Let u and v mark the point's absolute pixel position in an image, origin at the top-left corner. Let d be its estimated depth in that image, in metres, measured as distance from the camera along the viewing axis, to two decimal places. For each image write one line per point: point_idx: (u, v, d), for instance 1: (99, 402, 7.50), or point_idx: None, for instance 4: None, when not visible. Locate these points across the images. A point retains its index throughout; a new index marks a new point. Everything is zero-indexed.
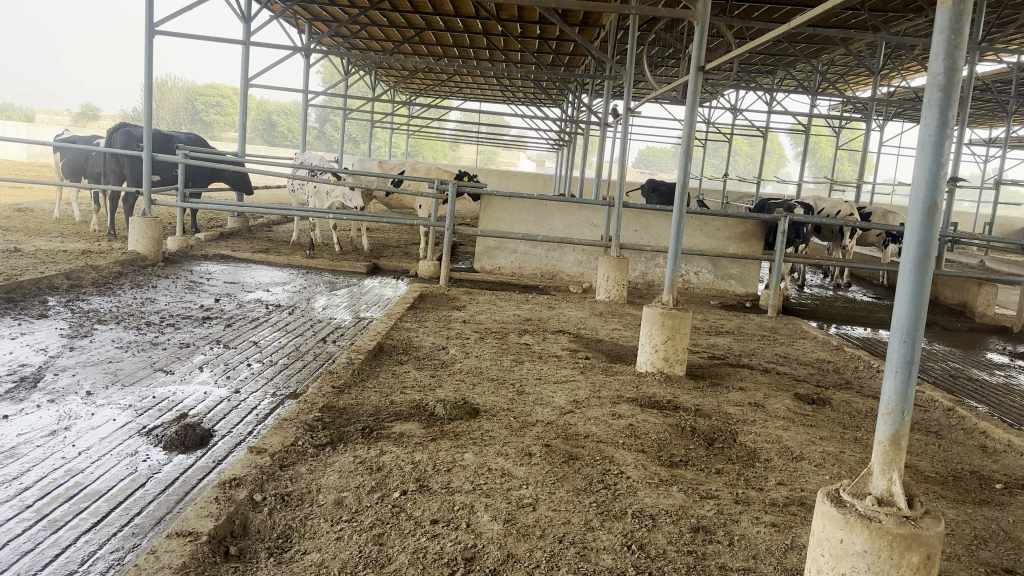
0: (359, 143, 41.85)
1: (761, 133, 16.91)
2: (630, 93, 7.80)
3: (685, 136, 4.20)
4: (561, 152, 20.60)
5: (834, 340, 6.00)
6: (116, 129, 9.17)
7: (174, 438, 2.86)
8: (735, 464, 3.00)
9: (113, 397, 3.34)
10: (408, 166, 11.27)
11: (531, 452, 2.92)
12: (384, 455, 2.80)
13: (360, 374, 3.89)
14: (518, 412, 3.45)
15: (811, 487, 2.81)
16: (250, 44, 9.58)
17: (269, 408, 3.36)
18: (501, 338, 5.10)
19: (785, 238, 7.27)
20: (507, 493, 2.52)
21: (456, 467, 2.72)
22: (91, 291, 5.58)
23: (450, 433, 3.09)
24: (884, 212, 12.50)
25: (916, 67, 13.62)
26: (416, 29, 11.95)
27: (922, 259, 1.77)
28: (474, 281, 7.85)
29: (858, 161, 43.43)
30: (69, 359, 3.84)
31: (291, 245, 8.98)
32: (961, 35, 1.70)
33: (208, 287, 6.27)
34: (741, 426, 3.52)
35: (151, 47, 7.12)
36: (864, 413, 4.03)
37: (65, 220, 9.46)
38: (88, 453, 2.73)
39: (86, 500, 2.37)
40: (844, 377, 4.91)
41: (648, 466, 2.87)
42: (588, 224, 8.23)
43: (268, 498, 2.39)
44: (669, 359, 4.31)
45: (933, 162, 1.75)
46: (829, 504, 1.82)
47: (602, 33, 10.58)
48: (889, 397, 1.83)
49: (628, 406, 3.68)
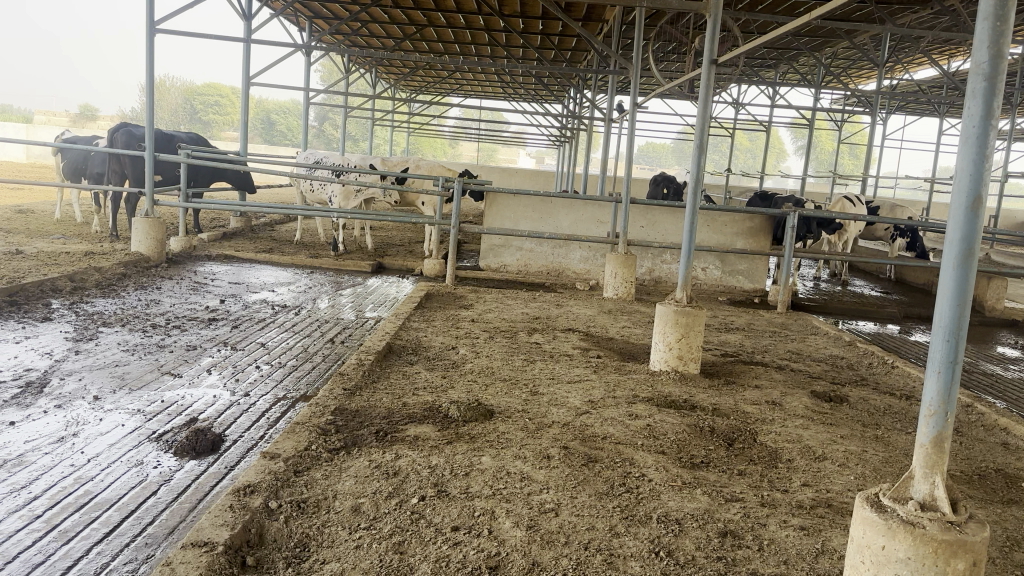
0: (359, 140, 41.77)
1: (763, 127, 16.82)
2: (636, 87, 7.73)
3: (698, 132, 4.13)
4: (562, 148, 20.51)
5: (847, 336, 5.94)
6: (116, 129, 9.10)
7: (184, 444, 2.80)
8: (758, 465, 2.94)
9: (121, 402, 3.27)
10: (411, 163, 11.20)
11: (549, 455, 2.85)
12: (400, 459, 2.74)
13: (371, 376, 3.83)
14: (534, 413, 3.39)
15: (838, 488, 2.74)
16: (251, 43, 9.52)
17: (280, 412, 3.30)
18: (511, 337, 5.05)
19: (793, 233, 7.20)
20: (529, 498, 2.46)
21: (474, 471, 2.66)
22: (95, 293, 5.51)
23: (466, 436, 3.03)
24: (889, 205, 12.43)
25: (922, 59, 13.52)
26: (418, 25, 11.86)
27: (966, 255, 1.71)
28: (480, 279, 7.80)
29: (859, 154, 43.33)
30: (76, 363, 3.78)
31: (294, 245, 8.92)
32: (1006, 22, 1.64)
33: (213, 288, 6.20)
34: (760, 426, 3.46)
35: (152, 46, 7.03)
36: (883, 410, 3.97)
37: (67, 222, 9.41)
38: (97, 461, 2.67)
39: (96, 509, 2.31)
40: (859, 373, 4.85)
41: (670, 468, 2.80)
42: (594, 221, 8.18)
43: (283, 505, 2.33)
44: (684, 356, 4.24)
45: (977, 154, 1.68)
46: (869, 509, 1.75)
47: (605, 28, 10.49)
48: (931, 398, 1.77)
49: (644, 406, 3.61)
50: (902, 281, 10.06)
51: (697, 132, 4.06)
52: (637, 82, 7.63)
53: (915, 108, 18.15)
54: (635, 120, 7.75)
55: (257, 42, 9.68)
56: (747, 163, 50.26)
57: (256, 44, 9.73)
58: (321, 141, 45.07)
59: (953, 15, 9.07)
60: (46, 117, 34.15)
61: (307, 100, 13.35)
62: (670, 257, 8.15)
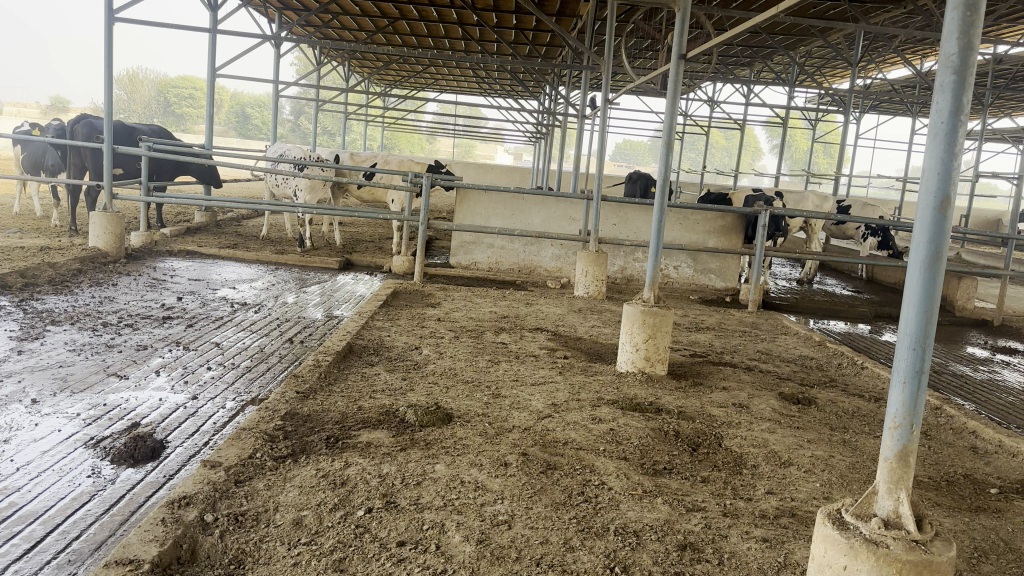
0: (336, 135, 41.43)
1: (738, 125, 16.82)
2: (608, 82, 7.62)
3: (666, 129, 4.00)
4: (537, 145, 20.41)
5: (817, 336, 5.89)
6: (76, 120, 8.86)
7: (122, 451, 2.66)
8: (722, 471, 2.86)
9: (61, 405, 3.11)
10: (380, 158, 11.04)
11: (507, 462, 2.74)
12: (349, 468, 2.61)
13: (327, 378, 3.70)
14: (494, 417, 3.27)
15: (802, 496, 2.66)
16: (217, 32, 9.30)
17: (228, 417, 3.15)
18: (476, 337, 4.92)
19: (764, 231, 7.11)
20: (481, 509, 2.35)
21: (426, 480, 2.54)
22: (46, 290, 5.31)
23: (421, 442, 2.91)
24: (861, 204, 12.47)
25: (896, 58, 13.60)
26: (389, 19, 11.68)
27: (932, 259, 1.63)
28: (449, 276, 7.68)
29: (835, 153, 43.60)
30: (16, 364, 3.60)
31: (261, 241, 8.70)
32: (977, 13, 1.55)
33: (171, 285, 6.01)
34: (726, 430, 3.37)
35: (110, 34, 6.82)
36: (852, 413, 3.91)
37: (26, 216, 9.13)
38: (27, 470, 2.51)
39: (19, 523, 2.17)
40: (829, 374, 4.80)
41: (631, 476, 2.70)
42: (566, 219, 8.09)
43: (220, 518, 2.20)
44: (651, 358, 4.16)
45: (945, 152, 1.60)
46: (831, 527, 1.67)
47: (579, 24, 10.39)
48: (896, 410, 1.69)
49: (608, 410, 3.51)
50: (872, 281, 10.11)
51: (665, 130, 3.95)
52: (609, 77, 7.49)
53: (887, 108, 18.27)
54: (608, 116, 7.61)
55: (224, 33, 9.46)
56: (723, 161, 50.64)
57: (223, 35, 9.52)
58: (297, 134, 44.64)
59: (925, 14, 9.07)
60: (16, 108, 33.38)
61: (277, 94, 13.03)
62: (641, 255, 8.07)
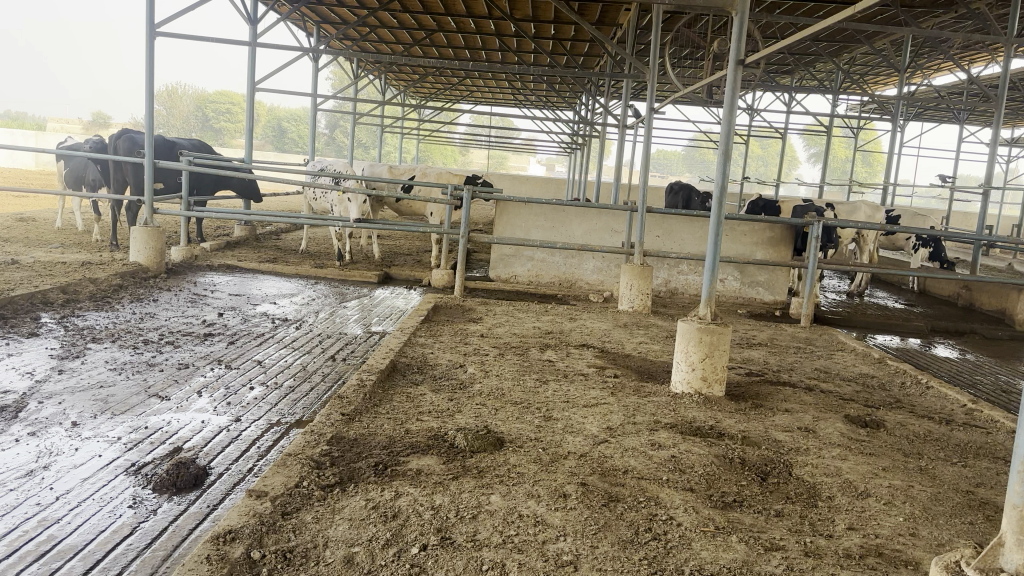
0: (370, 150, 41.84)
1: (778, 134, 16.56)
2: (652, 89, 7.42)
3: (724, 139, 3.80)
4: (573, 156, 20.29)
5: (876, 352, 5.63)
6: (119, 136, 8.92)
7: (164, 479, 2.55)
8: (795, 504, 2.66)
9: (102, 428, 3.02)
10: (418, 170, 10.99)
11: (566, 493, 2.58)
12: (400, 499, 2.47)
13: (372, 398, 3.56)
14: (547, 442, 3.11)
15: (887, 533, 2.46)
16: (257, 45, 9.30)
17: (272, 441, 3.04)
18: (522, 354, 4.77)
19: (816, 243, 6.83)
20: (544, 547, 2.19)
21: (482, 513, 2.39)
22: (88, 305, 5.29)
23: (474, 470, 2.76)
24: (909, 214, 12.13)
25: (946, 63, 13.22)
26: (428, 31, 11.63)
27: None
28: (489, 289, 7.56)
29: (873, 164, 42.97)
30: (57, 384, 3.53)
31: (300, 255, 8.66)
32: None
33: (212, 301, 5.97)
34: (795, 457, 3.16)
35: (153, 49, 6.83)
36: (925, 437, 3.67)
37: (68, 230, 9.19)
38: (66, 499, 2.41)
39: (58, 559, 2.05)
40: (894, 394, 4.55)
41: (700, 510, 2.52)
42: (608, 231, 7.93)
43: (268, 555, 2.06)
44: (708, 378, 3.96)
45: None
46: None
47: (620, 32, 10.24)
48: None
49: (668, 434, 3.32)
50: (923, 293, 9.83)
51: (723, 140, 3.75)
52: (653, 85, 7.29)
53: (933, 115, 17.87)
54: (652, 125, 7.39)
55: (263, 46, 9.47)
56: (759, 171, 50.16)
57: (262, 49, 9.51)
58: (333, 149, 45.16)
59: (981, 16, 8.74)
60: (60, 124, 34.27)
61: (315, 107, 13.04)
62: (687, 267, 7.87)
